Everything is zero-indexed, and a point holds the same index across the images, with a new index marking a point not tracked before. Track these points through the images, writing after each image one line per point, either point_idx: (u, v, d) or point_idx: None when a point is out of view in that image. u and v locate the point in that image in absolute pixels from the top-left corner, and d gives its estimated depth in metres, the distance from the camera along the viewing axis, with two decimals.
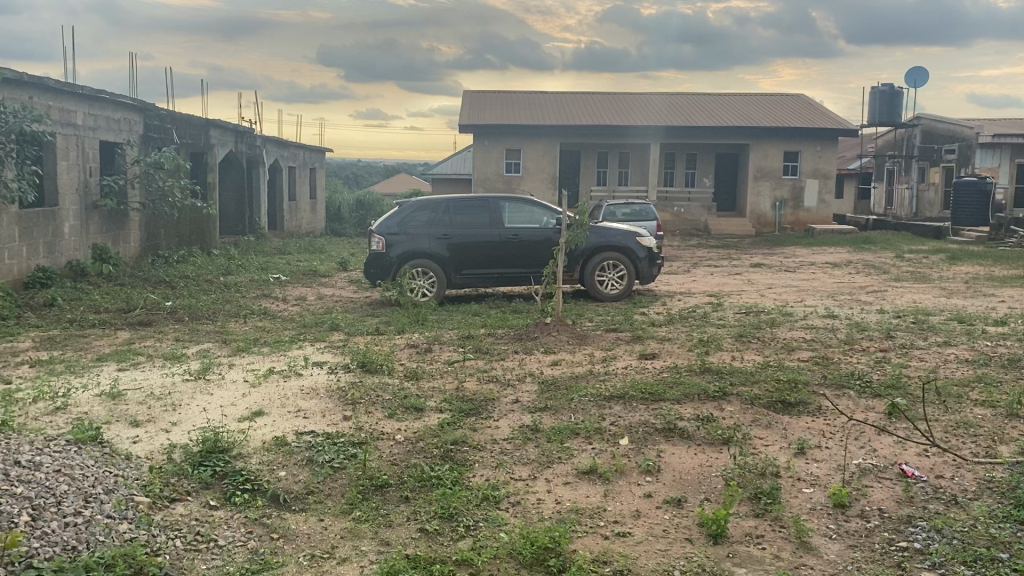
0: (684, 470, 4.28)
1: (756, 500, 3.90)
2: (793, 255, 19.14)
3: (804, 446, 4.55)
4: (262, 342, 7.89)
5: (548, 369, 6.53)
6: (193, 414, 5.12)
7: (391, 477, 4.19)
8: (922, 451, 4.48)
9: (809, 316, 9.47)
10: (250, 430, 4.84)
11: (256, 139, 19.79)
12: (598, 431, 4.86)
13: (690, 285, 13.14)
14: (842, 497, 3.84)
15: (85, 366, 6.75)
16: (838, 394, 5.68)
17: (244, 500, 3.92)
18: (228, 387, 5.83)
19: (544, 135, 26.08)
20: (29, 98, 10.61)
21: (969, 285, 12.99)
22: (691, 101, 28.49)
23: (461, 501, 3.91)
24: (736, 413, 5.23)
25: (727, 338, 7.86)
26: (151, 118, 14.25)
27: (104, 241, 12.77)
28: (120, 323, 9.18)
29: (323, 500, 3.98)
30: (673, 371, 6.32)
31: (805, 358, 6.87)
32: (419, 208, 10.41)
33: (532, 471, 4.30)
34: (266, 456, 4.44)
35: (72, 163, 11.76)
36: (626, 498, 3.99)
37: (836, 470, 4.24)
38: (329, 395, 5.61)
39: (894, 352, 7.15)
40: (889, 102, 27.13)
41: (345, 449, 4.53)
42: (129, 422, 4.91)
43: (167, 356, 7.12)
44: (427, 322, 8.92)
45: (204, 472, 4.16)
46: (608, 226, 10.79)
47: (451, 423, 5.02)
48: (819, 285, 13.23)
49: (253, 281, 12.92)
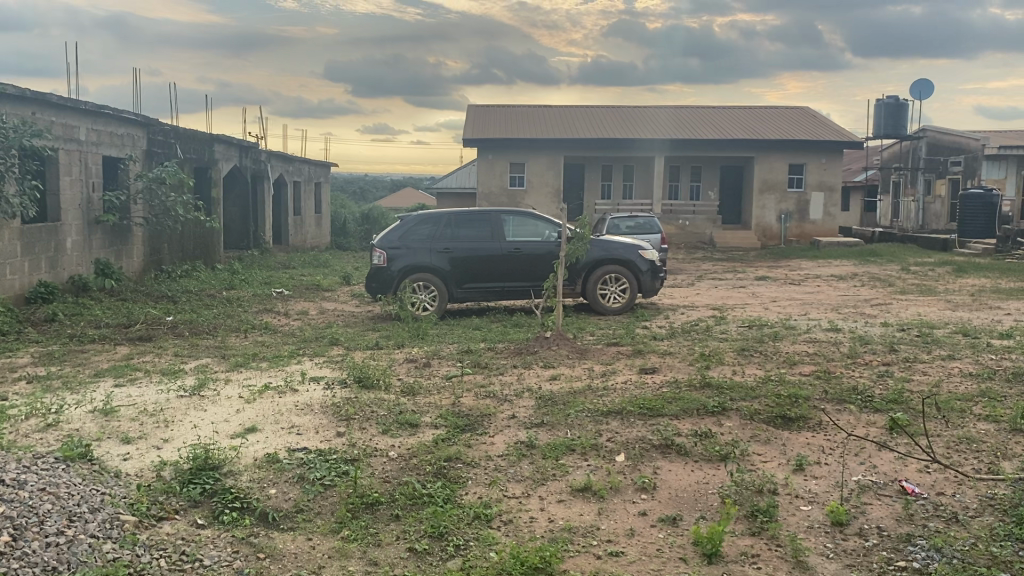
0: (680, 487, 4.20)
1: (752, 518, 3.83)
2: (798, 268, 19.08)
3: (803, 462, 4.47)
4: (260, 357, 7.88)
5: (546, 384, 6.47)
6: (185, 430, 5.08)
7: (382, 494, 4.13)
8: (923, 468, 4.40)
9: (813, 330, 9.39)
10: (241, 446, 4.79)
11: (260, 154, 19.87)
12: (595, 447, 4.79)
13: (694, 299, 13.04)
14: (840, 514, 3.77)
15: (81, 381, 6.75)
16: (839, 409, 5.61)
17: (232, 518, 3.87)
18: (222, 402, 5.79)
19: (548, 149, 26.11)
20: (31, 113, 10.67)
21: (975, 297, 12.88)
22: (696, 114, 28.49)
23: (453, 520, 3.84)
24: (735, 428, 5.16)
25: (729, 352, 7.78)
26: (155, 133, 14.33)
27: (108, 256, 12.82)
28: (120, 338, 9.16)
29: (312, 519, 3.92)
30: (673, 387, 6.24)
31: (807, 373, 6.80)
32: (421, 222, 10.38)
33: (526, 488, 4.24)
34: (256, 473, 4.39)
35: (75, 178, 11.83)
36: (620, 517, 3.91)
37: (835, 488, 4.16)
38: (323, 411, 5.55)
39: (897, 365, 7.06)
40: (893, 114, 27.10)
41: (337, 466, 4.48)
42: (120, 439, 4.87)
43: (164, 371, 7.10)
44: (427, 336, 8.87)
45: (192, 490, 4.12)
46: (609, 239, 10.76)
47: (445, 439, 4.97)
48: (825, 298, 13.11)
49: (255, 295, 12.88)
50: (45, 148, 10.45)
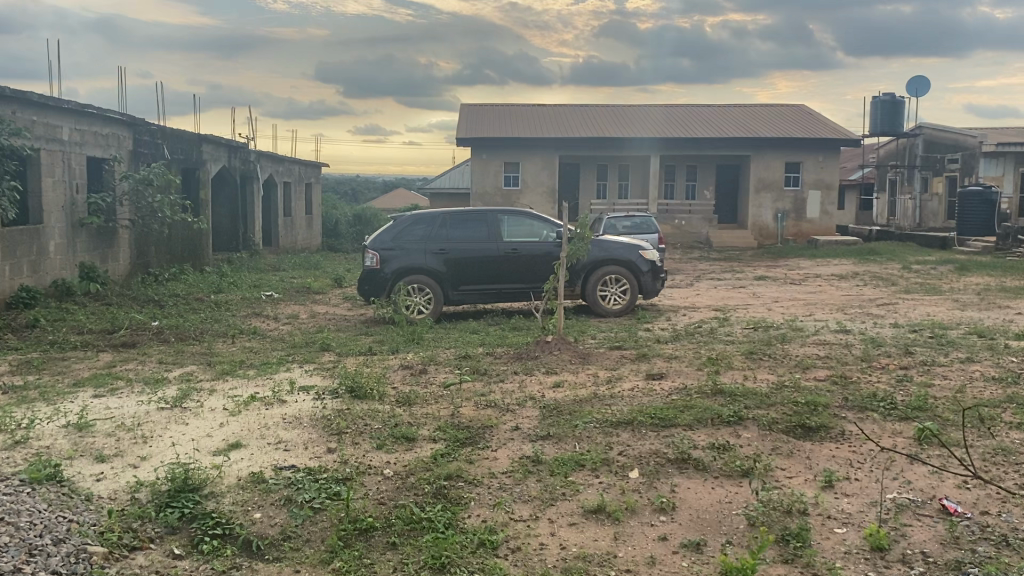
0: (702, 508, 3.87)
1: (784, 543, 3.51)
2: (797, 267, 18.79)
3: (832, 478, 4.14)
4: (248, 364, 7.52)
5: (549, 392, 6.12)
6: (163, 447, 4.70)
7: (377, 519, 3.78)
8: (962, 483, 4.09)
9: (821, 331, 9.06)
10: (224, 465, 4.42)
11: (250, 154, 19.50)
12: (606, 462, 4.45)
13: (695, 300, 12.69)
14: (880, 539, 3.45)
15: (59, 391, 6.40)
16: (862, 418, 5.30)
17: (212, 548, 3.52)
18: (206, 415, 5.42)
19: (543, 148, 25.77)
20: (11, 112, 10.27)
21: (982, 296, 12.62)
22: (691, 112, 28.21)
23: (454, 548, 3.49)
24: (754, 439, 4.83)
25: (737, 356, 7.47)
26: (141, 133, 13.94)
27: (93, 259, 12.43)
28: (103, 345, 8.78)
29: (300, 548, 3.57)
30: (683, 394, 5.91)
31: (821, 377, 6.49)
32: (414, 223, 10.02)
33: (534, 510, 3.89)
34: (240, 496, 4.03)
35: (58, 180, 11.44)
36: (639, 542, 3.57)
37: (870, 507, 3.84)
38: (314, 424, 5.19)
39: (916, 370, 6.74)
40: (890, 111, 26.85)
41: (327, 487, 4.12)
42: (94, 457, 4.49)
43: (147, 380, 6.77)
44: (422, 341, 8.51)
45: (170, 515, 3.76)
46: (608, 240, 10.43)
47: (445, 454, 4.63)
48: (829, 298, 12.80)
49: (244, 299, 12.49)
50: (25, 148, 10.07)
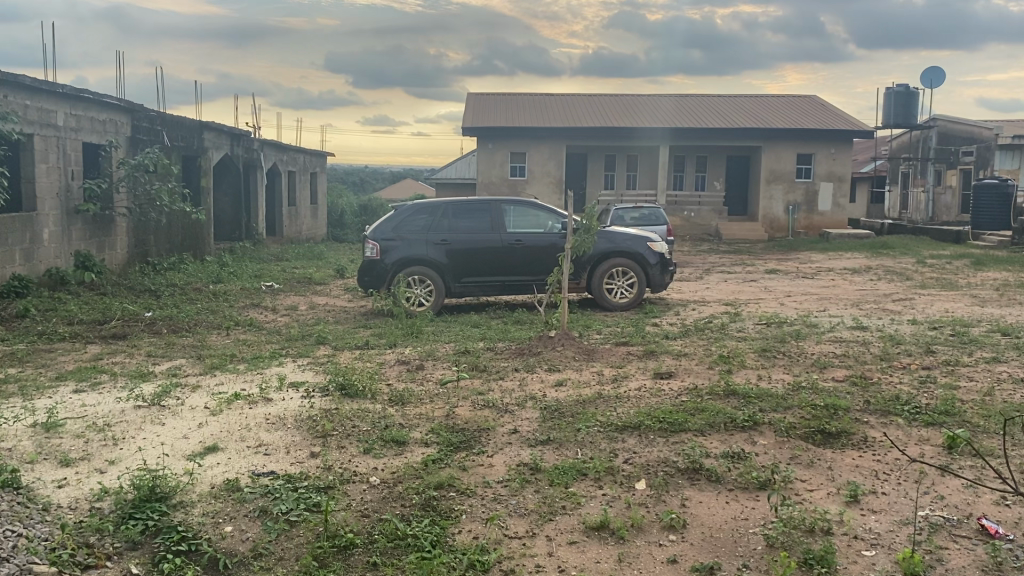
0: (716, 526, 3.52)
1: (807, 567, 3.16)
2: (809, 261, 18.34)
3: (857, 492, 3.78)
4: (239, 358, 7.19)
5: (551, 392, 5.77)
6: (134, 451, 4.37)
7: (358, 535, 3.44)
8: (999, 499, 3.74)
9: (837, 328, 8.66)
10: (197, 471, 4.09)
11: (253, 142, 19.15)
12: (609, 471, 4.12)
13: (705, 294, 12.28)
14: (914, 564, 3.09)
15: (40, 386, 6.10)
16: (885, 423, 4.94)
17: (176, 565, 3.20)
18: (184, 415, 5.09)
19: (550, 138, 25.35)
20: (3, 95, 9.94)
21: (1001, 292, 12.16)
22: (701, 103, 27.73)
23: (440, 569, 3.17)
24: (771, 447, 4.48)
25: (751, 353, 7.09)
26: (140, 119, 13.62)
27: (88, 247, 12.13)
28: (92, 336, 8.48)
29: (273, 566, 3.25)
30: (693, 395, 5.56)
31: (840, 378, 6.10)
32: (417, 212, 9.68)
33: (530, 526, 3.55)
34: (211, 506, 3.70)
35: (52, 165, 11.11)
36: (645, 565, 3.23)
37: (899, 526, 3.48)
38: (298, 426, 4.85)
39: (940, 370, 6.37)
40: (904, 102, 26.27)
41: (307, 496, 3.79)
42: (59, 461, 4.17)
43: (132, 374, 6.44)
44: (422, 335, 8.18)
45: (132, 528, 3.43)
46: (616, 230, 10.03)
47: (436, 460, 4.29)
48: (842, 293, 12.39)
49: (243, 289, 12.19)
50: (16, 133, 9.75)
